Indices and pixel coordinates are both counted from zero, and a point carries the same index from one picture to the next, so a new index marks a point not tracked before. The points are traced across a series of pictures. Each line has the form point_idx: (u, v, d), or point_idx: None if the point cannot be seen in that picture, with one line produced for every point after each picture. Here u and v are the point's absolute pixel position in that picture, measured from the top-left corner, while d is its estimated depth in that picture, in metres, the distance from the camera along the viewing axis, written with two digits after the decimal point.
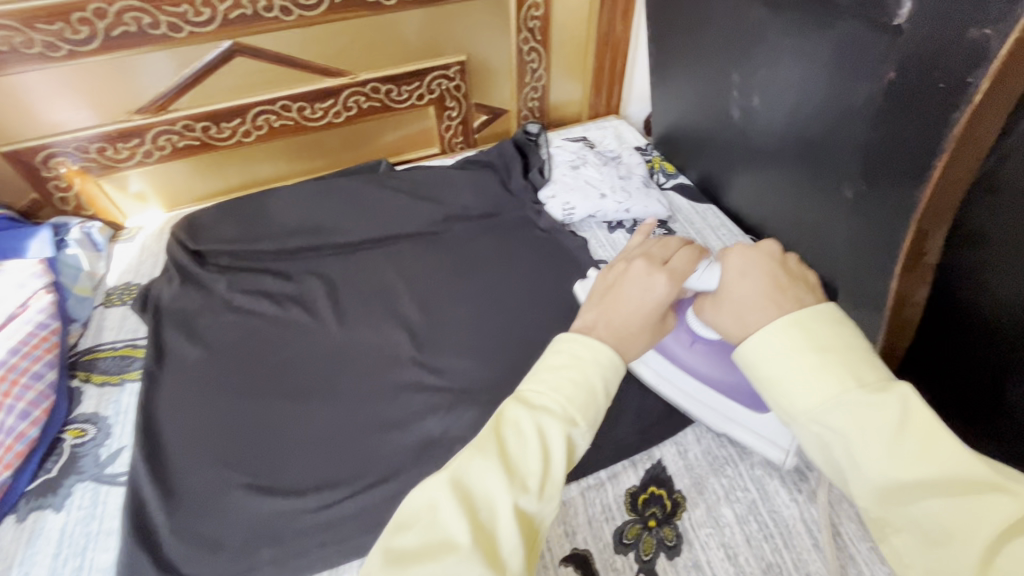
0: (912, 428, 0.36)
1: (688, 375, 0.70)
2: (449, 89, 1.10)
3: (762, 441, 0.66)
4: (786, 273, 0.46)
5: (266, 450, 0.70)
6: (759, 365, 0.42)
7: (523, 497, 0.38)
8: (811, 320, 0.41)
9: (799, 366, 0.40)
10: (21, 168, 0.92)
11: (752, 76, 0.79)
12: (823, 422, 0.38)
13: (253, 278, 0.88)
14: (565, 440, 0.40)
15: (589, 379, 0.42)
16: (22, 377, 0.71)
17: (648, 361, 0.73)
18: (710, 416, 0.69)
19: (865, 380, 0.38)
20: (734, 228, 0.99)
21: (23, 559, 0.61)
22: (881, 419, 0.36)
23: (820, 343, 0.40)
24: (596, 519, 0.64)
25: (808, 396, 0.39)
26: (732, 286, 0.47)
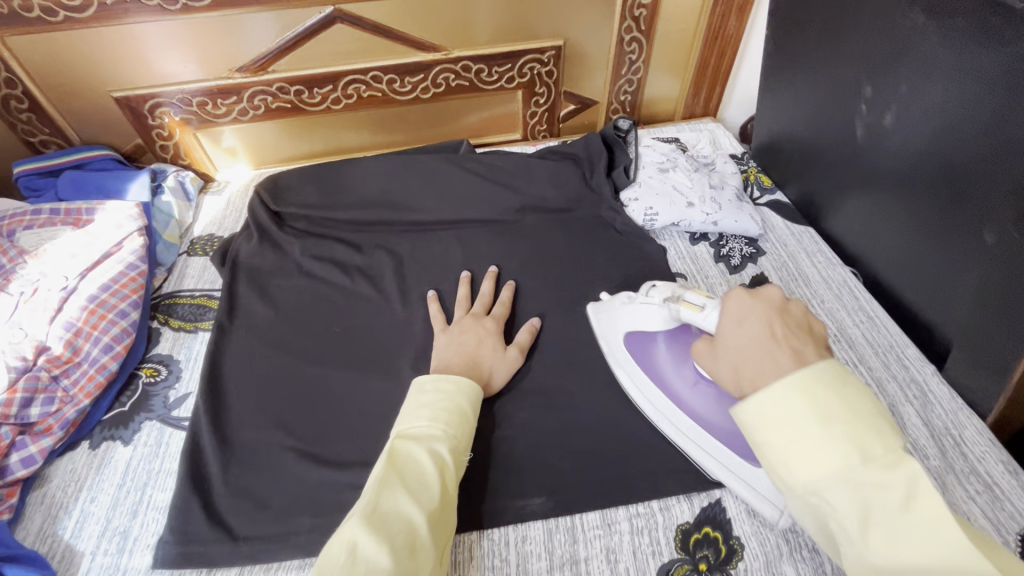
0: (914, 508, 0.36)
1: (689, 417, 0.65)
2: (541, 74, 1.06)
3: (758, 496, 0.60)
4: (786, 322, 0.45)
5: (318, 418, 0.70)
6: (756, 428, 0.42)
7: (431, 506, 0.53)
8: (815, 384, 0.40)
9: (803, 438, 0.39)
10: (130, 114, 0.97)
11: (892, 92, 0.70)
12: (822, 495, 0.38)
13: (325, 246, 0.90)
14: (452, 453, 0.58)
15: (459, 399, 0.62)
16: (110, 314, 0.75)
17: (647, 394, 0.69)
18: (706, 462, 0.63)
19: (871, 454, 0.37)
20: (832, 255, 0.90)
21: (92, 484, 0.65)
22: (881, 495, 0.36)
23: (823, 414, 0.39)
24: (642, 551, 0.60)
25: (811, 467, 0.39)
26: (728, 334, 0.47)
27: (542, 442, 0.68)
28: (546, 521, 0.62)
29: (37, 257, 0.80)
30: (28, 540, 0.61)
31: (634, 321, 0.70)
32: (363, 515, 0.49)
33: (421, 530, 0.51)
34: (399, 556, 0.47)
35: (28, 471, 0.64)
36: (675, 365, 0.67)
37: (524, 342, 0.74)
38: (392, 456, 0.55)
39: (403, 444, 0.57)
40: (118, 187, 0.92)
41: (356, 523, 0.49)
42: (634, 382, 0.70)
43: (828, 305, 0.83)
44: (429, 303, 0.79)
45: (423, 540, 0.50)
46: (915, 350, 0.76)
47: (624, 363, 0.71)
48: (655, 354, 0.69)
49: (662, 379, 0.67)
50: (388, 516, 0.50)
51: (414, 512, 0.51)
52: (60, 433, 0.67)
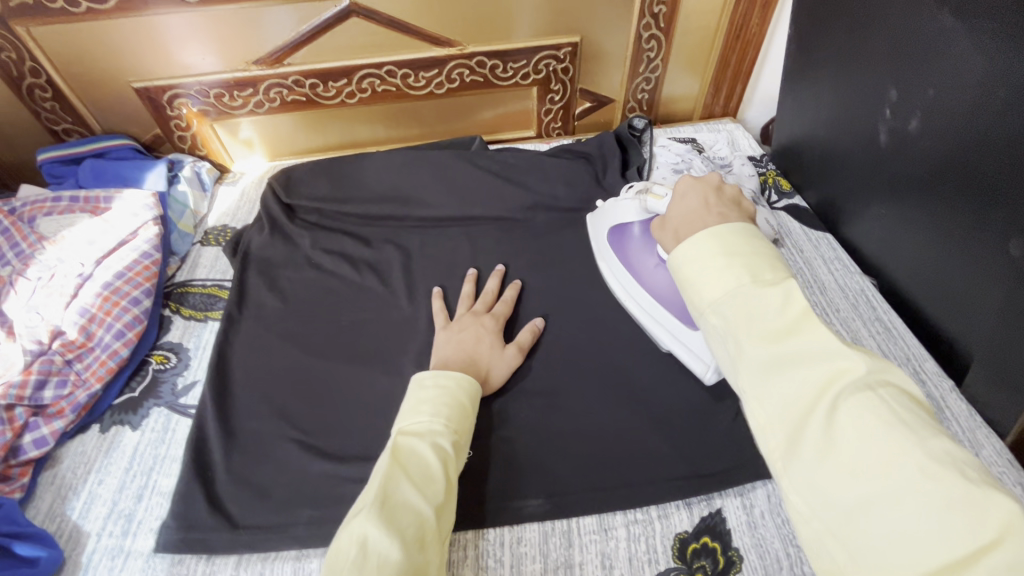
0: (790, 313, 0.41)
1: (647, 294, 0.75)
2: (556, 71, 1.05)
3: (692, 356, 0.69)
4: (718, 196, 0.57)
5: (321, 411, 0.71)
6: (680, 264, 0.48)
7: (435, 500, 0.53)
8: (727, 232, 0.48)
9: (710, 265, 0.46)
10: (150, 104, 0.98)
11: (916, 94, 0.67)
12: (721, 309, 0.44)
13: (334, 238, 0.90)
14: (454, 447, 0.58)
15: (459, 398, 0.62)
16: (123, 301, 0.76)
17: (619, 277, 0.79)
18: (657, 331, 0.73)
19: (760, 277, 0.44)
20: (849, 262, 0.87)
21: (100, 467, 0.67)
22: (767, 304, 0.42)
23: (729, 248, 0.46)
24: (638, 558, 0.59)
25: (713, 286, 0.45)
26: (676, 207, 0.60)
27: (540, 445, 0.67)
28: (542, 524, 0.62)
29: (55, 243, 0.81)
30: (38, 519, 0.63)
31: (615, 217, 0.82)
32: (371, 511, 0.49)
33: (428, 523, 0.51)
34: (409, 550, 0.48)
35: (40, 451, 0.66)
36: (643, 251, 0.77)
37: (526, 342, 0.74)
38: (396, 451, 0.55)
39: (405, 439, 0.57)
40: (136, 176, 0.94)
41: (365, 518, 0.49)
42: (611, 272, 0.80)
43: (843, 313, 0.81)
44: (434, 300, 0.79)
45: (429, 533, 0.51)
46: (933, 364, 0.73)
47: (606, 257, 0.81)
48: (628, 244, 0.79)
49: (631, 263, 0.78)
50: (396, 510, 0.50)
51: (420, 507, 0.51)
52: (72, 416, 0.68)
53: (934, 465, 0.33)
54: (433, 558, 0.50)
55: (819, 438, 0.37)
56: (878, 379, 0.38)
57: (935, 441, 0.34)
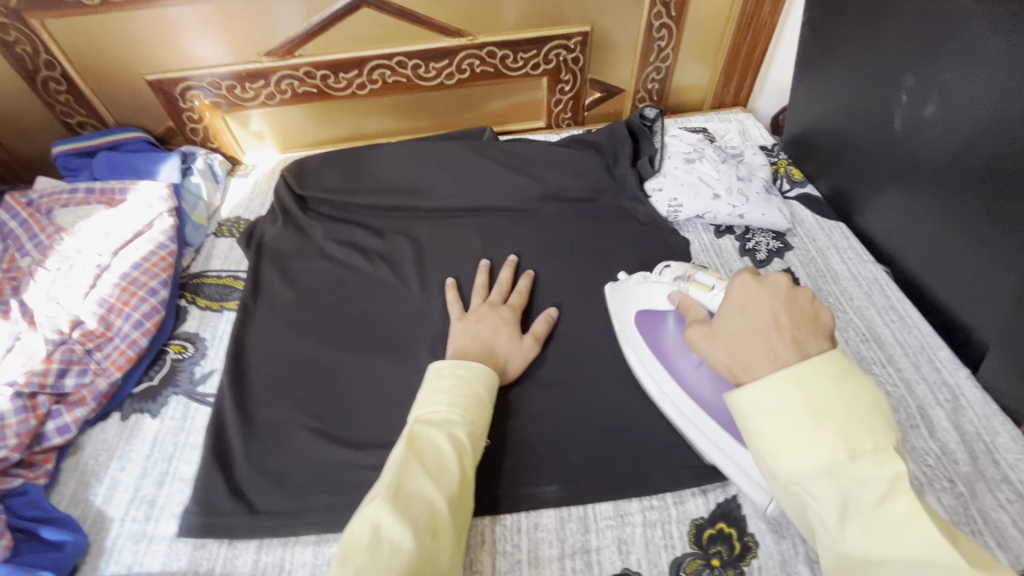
0: (892, 504, 0.38)
1: (688, 397, 0.64)
2: (567, 61, 1.05)
3: (748, 480, 0.58)
4: (790, 313, 0.46)
5: (336, 400, 0.71)
6: (754, 420, 0.43)
7: (450, 489, 0.54)
8: (809, 376, 0.42)
9: (796, 433, 0.41)
10: (162, 97, 0.99)
11: (934, 80, 0.67)
12: (804, 485, 0.41)
13: (346, 230, 0.90)
14: (470, 437, 0.59)
15: (475, 386, 0.63)
16: (140, 291, 0.77)
17: (651, 371, 0.68)
18: (701, 443, 0.62)
19: (859, 450, 0.39)
20: (863, 252, 0.87)
21: (122, 454, 0.68)
22: (864, 490, 0.39)
23: (820, 409, 0.41)
24: (655, 543, 0.59)
25: (798, 459, 0.41)
26: (731, 318, 0.48)
27: (555, 433, 0.67)
28: (558, 510, 0.62)
29: (72, 234, 0.82)
30: (62, 504, 0.64)
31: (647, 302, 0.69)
32: (385, 498, 0.50)
33: (441, 512, 0.52)
34: (420, 538, 0.49)
35: (63, 438, 0.67)
36: (682, 346, 0.65)
37: (540, 332, 0.74)
38: (412, 439, 0.56)
39: (421, 428, 0.58)
40: (150, 168, 0.94)
41: (378, 505, 0.50)
42: (639, 360, 0.70)
43: (857, 303, 0.80)
44: (448, 290, 0.79)
45: (442, 521, 0.51)
46: (948, 353, 0.74)
47: (634, 343, 0.71)
48: (663, 335, 0.67)
49: (668, 359, 0.66)
50: (409, 498, 0.51)
51: (433, 495, 0.52)
52: (93, 404, 0.69)
53: None
54: (447, 545, 0.51)
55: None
56: None
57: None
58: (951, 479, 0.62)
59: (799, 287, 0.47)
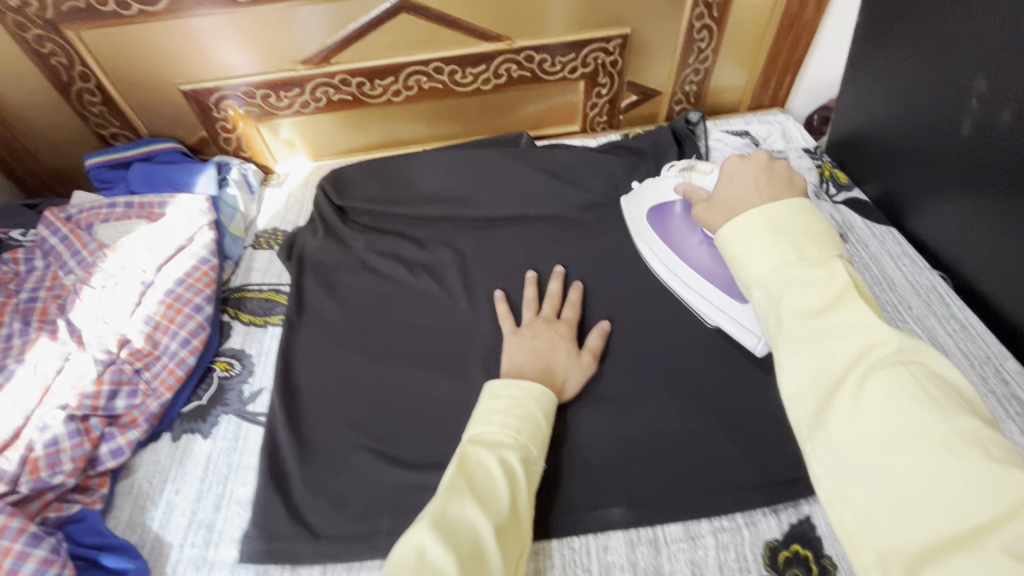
0: (832, 291, 0.44)
1: (693, 271, 0.76)
2: (605, 64, 1.03)
3: (741, 329, 0.71)
4: (767, 178, 0.57)
5: (391, 419, 0.70)
6: (731, 243, 0.51)
7: (498, 516, 0.51)
8: (778, 212, 0.50)
9: (759, 243, 0.49)
10: (196, 106, 0.97)
11: (1012, 84, 0.65)
12: (764, 284, 0.48)
13: (388, 240, 0.89)
14: (521, 462, 0.56)
15: (532, 409, 0.61)
16: (185, 308, 0.76)
17: (661, 257, 0.80)
18: (703, 306, 0.75)
19: (807, 258, 0.47)
20: (918, 259, 0.85)
21: (175, 476, 0.67)
22: (810, 282, 0.45)
23: (779, 229, 0.49)
24: (729, 567, 0.58)
25: (761, 264, 0.48)
26: (724, 189, 0.61)
27: (617, 452, 0.66)
28: (627, 533, 0.61)
29: (115, 250, 0.80)
30: (119, 529, 0.63)
31: (655, 197, 0.82)
32: (432, 521, 0.49)
33: (489, 540, 0.49)
34: (467, 566, 0.47)
35: (117, 461, 0.66)
36: (686, 228, 0.77)
37: (596, 347, 0.73)
38: (462, 461, 0.54)
39: (473, 450, 0.56)
40: (186, 180, 0.93)
41: (425, 527, 0.48)
42: (652, 252, 0.81)
43: (916, 311, 0.79)
44: (498, 304, 0.78)
45: (489, 551, 0.49)
46: (1015, 364, 0.72)
47: (646, 236, 0.82)
48: (669, 224, 0.79)
49: (675, 242, 0.78)
50: (456, 523, 0.49)
51: (481, 522, 0.50)
52: (145, 426, 0.68)
53: (960, 444, 0.36)
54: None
55: (848, 406, 0.40)
56: (911, 358, 0.40)
57: (964, 420, 0.37)
58: None
59: (776, 161, 0.59)
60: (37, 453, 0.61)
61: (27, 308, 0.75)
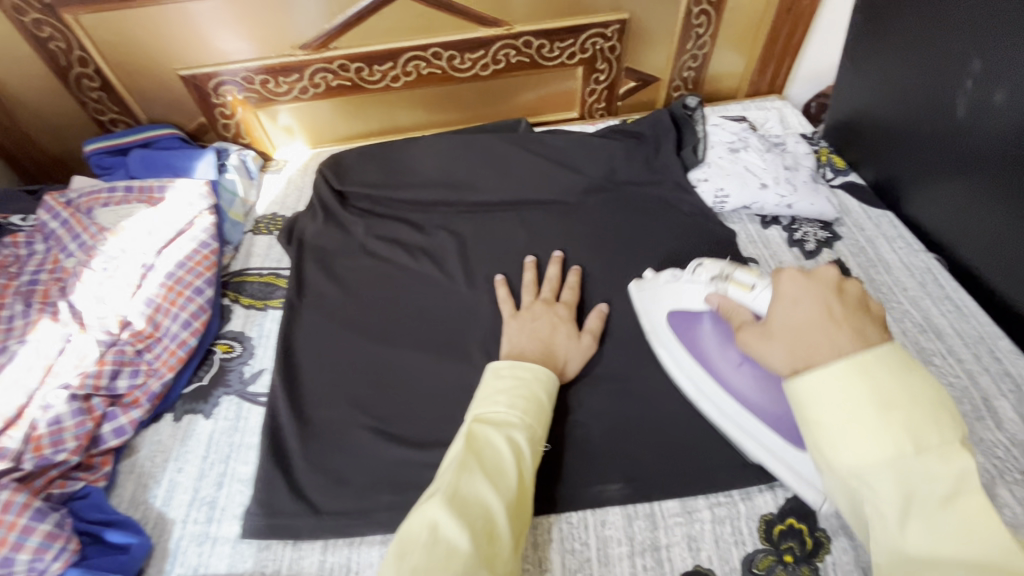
0: (957, 501, 0.36)
1: (731, 397, 0.63)
2: (603, 50, 1.03)
3: (800, 479, 0.56)
4: (842, 301, 0.46)
5: (391, 398, 0.71)
6: (812, 408, 0.42)
7: (507, 493, 0.52)
8: (874, 364, 0.41)
9: (856, 421, 0.40)
10: (195, 92, 0.97)
11: (1007, 64, 0.65)
12: (864, 479, 0.39)
13: (388, 226, 0.89)
14: (529, 440, 0.57)
15: (536, 390, 0.61)
16: (186, 291, 0.76)
17: (689, 374, 0.66)
18: (746, 443, 0.60)
19: (924, 445, 0.38)
20: (914, 242, 0.85)
21: (178, 455, 0.67)
22: (926, 484, 0.37)
23: (885, 402, 0.39)
24: (725, 540, 0.59)
25: (860, 452, 0.39)
26: (784, 313, 0.48)
27: (616, 430, 0.67)
28: (624, 507, 0.62)
29: (116, 233, 0.81)
30: (122, 506, 0.64)
31: (678, 300, 0.68)
32: (443, 497, 0.50)
33: (498, 515, 0.50)
34: (477, 541, 0.48)
35: (119, 440, 0.66)
36: (720, 342, 0.64)
37: (596, 328, 0.73)
38: (471, 438, 0.55)
39: (481, 428, 0.56)
40: (185, 165, 0.93)
41: (437, 504, 0.49)
42: (675, 362, 0.68)
43: (911, 293, 0.79)
44: (498, 287, 0.78)
45: (499, 526, 0.50)
46: (1008, 342, 0.73)
47: (668, 344, 0.69)
48: (699, 333, 0.67)
49: (706, 357, 0.65)
50: (467, 499, 0.50)
51: (491, 499, 0.51)
52: (147, 406, 0.69)
53: None
54: (505, 551, 0.50)
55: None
56: None
57: None
58: (1023, 471, 0.61)
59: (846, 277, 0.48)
60: (41, 431, 0.62)
61: (29, 290, 0.75)
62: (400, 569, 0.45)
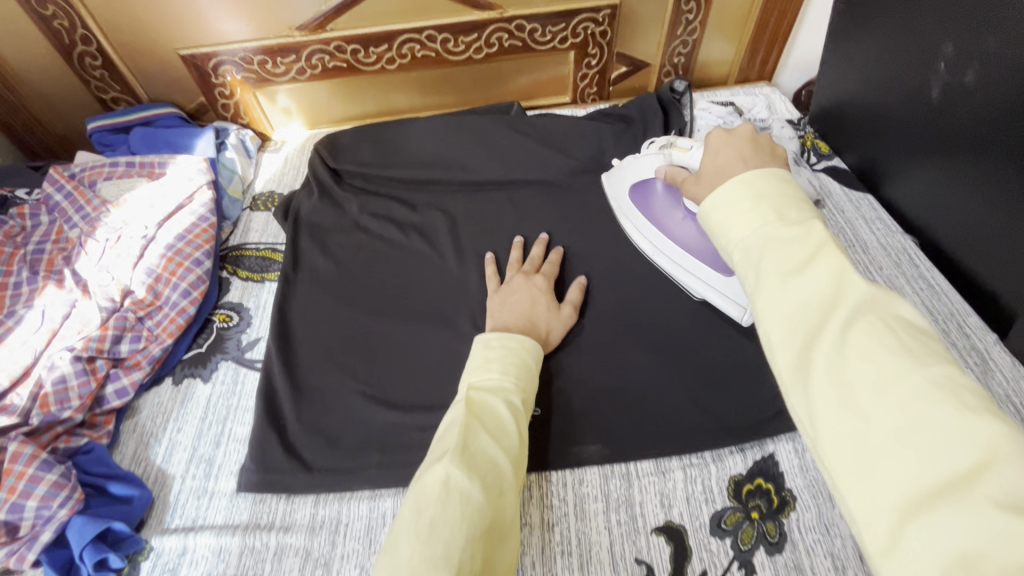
0: (812, 245, 0.43)
1: (678, 246, 0.78)
2: (594, 35, 1.05)
3: (730, 302, 0.72)
4: (754, 151, 0.56)
5: (381, 365, 0.74)
6: (710, 211, 0.49)
7: (511, 448, 0.54)
8: (759, 177, 0.48)
9: (737, 203, 0.47)
10: (195, 73, 1.00)
11: (976, 46, 0.68)
12: (744, 249, 0.46)
13: (381, 203, 0.92)
14: (524, 401, 0.59)
15: (524, 357, 0.64)
16: (186, 262, 0.79)
17: (646, 234, 0.81)
18: (691, 281, 0.76)
19: (787, 218, 0.45)
20: (892, 223, 0.87)
21: (178, 416, 0.71)
22: (787, 243, 0.43)
23: (758, 193, 0.47)
24: (696, 497, 0.62)
25: (740, 226, 0.46)
26: (709, 162, 0.60)
27: (596, 397, 0.69)
28: (601, 468, 0.65)
29: (118, 206, 0.84)
30: (124, 462, 0.67)
31: (637, 174, 0.83)
32: (453, 454, 0.50)
33: (506, 470, 0.52)
34: (490, 493, 0.49)
35: (122, 401, 0.69)
36: (669, 204, 0.80)
37: (576, 300, 0.76)
38: (471, 403, 0.56)
39: (478, 393, 0.58)
40: (185, 142, 0.96)
41: (448, 461, 0.49)
42: (635, 228, 0.83)
43: (887, 272, 0.82)
44: (487, 265, 0.81)
45: (507, 480, 0.51)
46: (976, 319, 0.75)
47: (630, 215, 0.83)
48: (653, 201, 0.81)
49: (658, 219, 0.80)
50: (475, 455, 0.51)
51: (498, 455, 0.52)
52: (148, 368, 0.72)
53: (936, 392, 0.35)
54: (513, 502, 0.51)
55: (832, 359, 0.39)
56: (890, 317, 0.39)
57: (938, 368, 0.36)
58: None
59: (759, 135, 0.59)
60: (47, 390, 0.65)
61: (35, 259, 0.78)
62: (416, 521, 0.46)
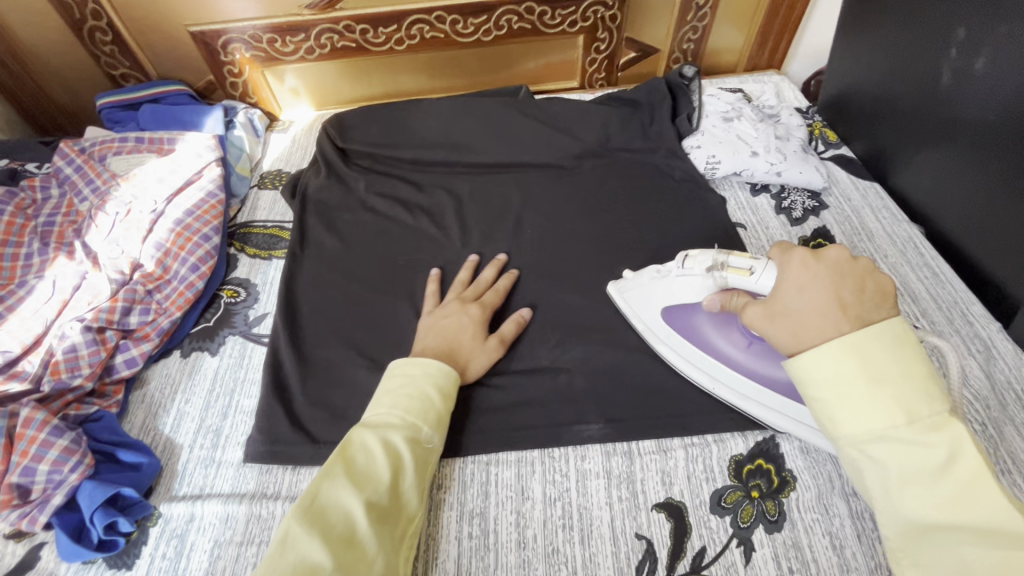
0: (956, 472, 0.41)
1: (744, 377, 0.65)
2: (604, 18, 1.04)
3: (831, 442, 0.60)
4: (852, 290, 0.46)
5: (387, 341, 0.74)
6: (808, 383, 0.46)
7: (374, 496, 0.51)
8: (869, 344, 0.44)
9: (852, 394, 0.44)
10: (205, 50, 0.99)
11: (989, 32, 0.68)
12: (864, 450, 0.44)
13: (388, 183, 0.92)
14: (406, 441, 0.56)
15: (423, 388, 0.60)
16: (195, 237, 0.79)
17: (696, 362, 0.68)
18: (773, 419, 0.63)
19: (918, 417, 0.42)
20: (899, 213, 0.87)
21: (186, 387, 0.72)
22: (924, 457, 0.42)
23: (877, 374, 0.44)
24: (696, 476, 0.63)
25: (858, 424, 0.44)
26: (792, 300, 0.48)
27: (599, 376, 0.70)
28: (603, 445, 0.65)
29: (128, 180, 0.84)
30: (133, 432, 0.68)
31: (672, 293, 0.68)
32: (303, 505, 0.50)
33: (363, 522, 0.49)
34: (334, 547, 0.47)
35: (131, 371, 0.70)
36: (722, 328, 0.66)
37: (507, 333, 0.71)
38: (345, 445, 0.55)
39: (359, 431, 0.56)
40: (194, 120, 0.96)
41: (293, 515, 0.49)
42: (678, 352, 0.69)
43: (891, 260, 0.82)
44: (430, 282, 0.77)
45: (362, 532, 0.49)
46: (980, 308, 0.75)
47: (668, 338, 0.69)
48: (699, 318, 0.67)
49: (710, 342, 0.67)
50: (327, 507, 0.50)
51: (353, 504, 0.50)
52: (156, 340, 0.72)
53: None
54: (371, 556, 0.48)
55: None
56: None
57: None
58: (983, 422, 0.64)
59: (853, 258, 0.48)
60: (58, 358, 0.66)
61: (46, 230, 0.79)
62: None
